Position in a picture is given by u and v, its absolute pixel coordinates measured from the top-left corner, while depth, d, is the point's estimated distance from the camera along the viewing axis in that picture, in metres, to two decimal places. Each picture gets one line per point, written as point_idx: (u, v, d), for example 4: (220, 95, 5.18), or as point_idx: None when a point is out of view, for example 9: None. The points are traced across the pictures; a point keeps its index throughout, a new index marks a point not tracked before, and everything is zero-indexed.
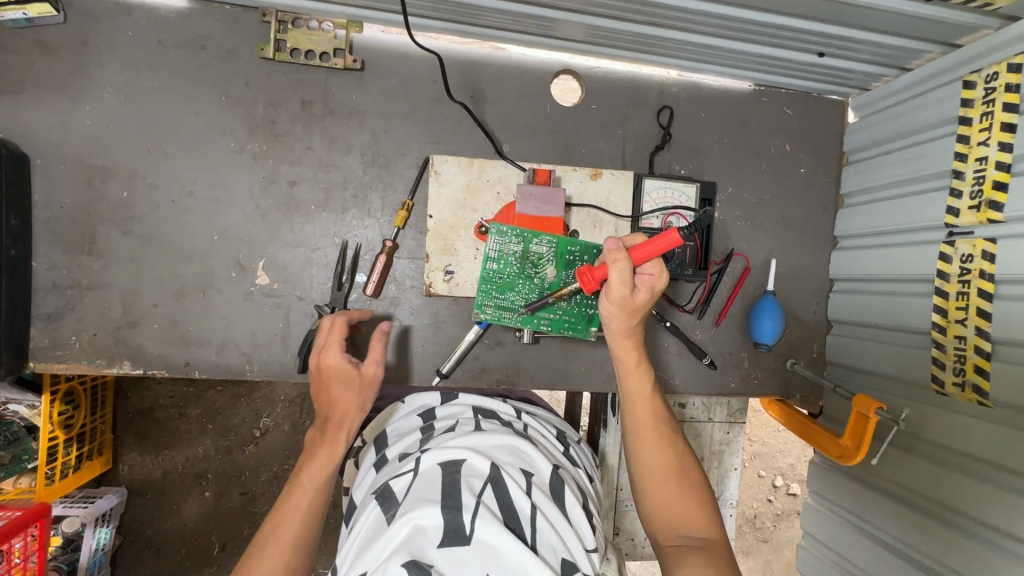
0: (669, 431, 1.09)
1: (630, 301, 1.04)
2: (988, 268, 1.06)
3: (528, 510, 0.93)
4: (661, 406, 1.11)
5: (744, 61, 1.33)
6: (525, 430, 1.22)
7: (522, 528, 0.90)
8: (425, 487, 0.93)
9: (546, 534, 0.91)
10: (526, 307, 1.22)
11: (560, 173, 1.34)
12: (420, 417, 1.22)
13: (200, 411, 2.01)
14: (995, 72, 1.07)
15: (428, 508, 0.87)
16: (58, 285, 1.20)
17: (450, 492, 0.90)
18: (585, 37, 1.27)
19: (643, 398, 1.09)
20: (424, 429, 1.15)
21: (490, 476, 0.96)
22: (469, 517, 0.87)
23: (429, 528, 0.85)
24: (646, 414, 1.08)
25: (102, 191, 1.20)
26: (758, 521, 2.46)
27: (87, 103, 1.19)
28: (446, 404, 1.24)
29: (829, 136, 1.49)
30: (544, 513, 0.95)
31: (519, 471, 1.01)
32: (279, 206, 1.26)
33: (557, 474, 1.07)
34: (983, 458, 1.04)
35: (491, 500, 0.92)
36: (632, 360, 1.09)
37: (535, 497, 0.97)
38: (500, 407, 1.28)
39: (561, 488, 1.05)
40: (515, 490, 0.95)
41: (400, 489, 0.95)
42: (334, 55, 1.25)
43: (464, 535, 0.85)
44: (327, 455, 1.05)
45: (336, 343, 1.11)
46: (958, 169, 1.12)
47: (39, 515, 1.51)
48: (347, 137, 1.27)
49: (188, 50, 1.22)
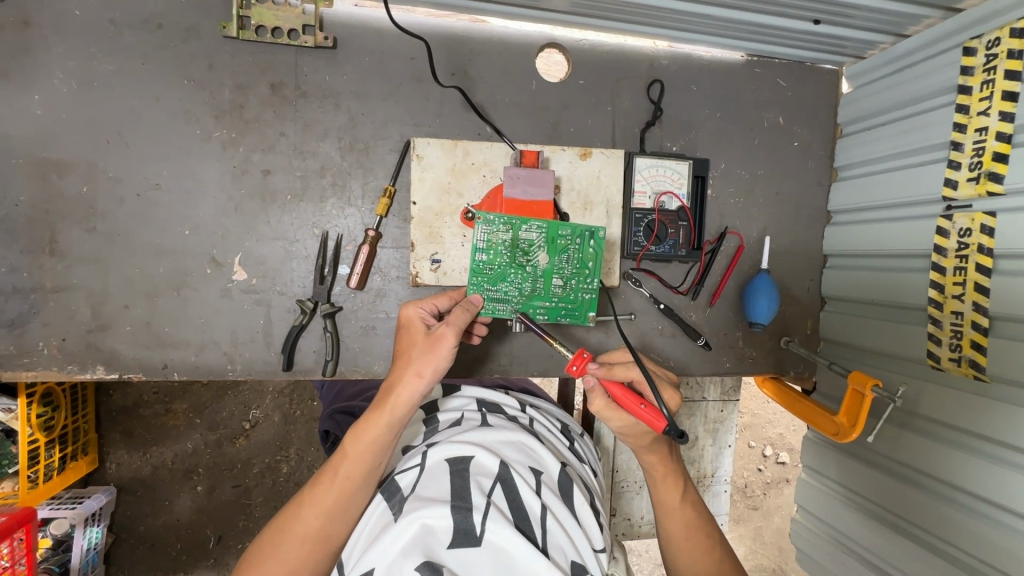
0: (706, 536, 1.08)
1: (635, 430, 1.02)
2: (986, 243, 1.04)
3: (539, 510, 0.92)
4: (697, 510, 1.10)
5: (737, 31, 1.28)
6: (530, 425, 1.21)
7: (532, 529, 0.88)
8: (433, 486, 0.91)
9: (557, 536, 0.90)
10: (520, 316, 1.15)
11: (548, 153, 1.29)
12: (423, 410, 1.23)
13: (186, 406, 1.95)
14: (996, 38, 1.03)
15: (439, 508, 0.85)
16: (20, 289, 1.13)
17: (460, 493, 0.88)
18: (571, 8, 1.20)
19: (675, 507, 1.08)
20: (428, 423, 1.16)
21: (500, 475, 0.94)
22: (480, 518, 0.85)
23: (439, 528, 0.83)
24: (678, 522, 1.08)
25: (60, 186, 1.12)
26: (750, 490, 2.50)
27: (35, 92, 1.10)
28: (448, 397, 1.25)
29: (822, 107, 1.45)
30: (555, 514, 0.94)
31: (528, 471, 0.99)
32: (253, 197, 1.19)
33: (565, 472, 1.05)
34: (979, 433, 1.04)
35: (500, 499, 0.90)
36: (659, 472, 1.08)
37: (545, 498, 0.95)
38: (504, 401, 1.27)
39: (569, 487, 1.03)
40: (524, 490, 0.93)
41: (408, 484, 0.94)
42: (303, 32, 1.17)
43: (474, 536, 0.83)
44: (373, 422, 0.96)
45: (421, 309, 1.06)
46: (957, 140, 1.09)
47: (24, 520, 1.46)
48: (322, 120, 1.20)
49: (143, 30, 1.13)
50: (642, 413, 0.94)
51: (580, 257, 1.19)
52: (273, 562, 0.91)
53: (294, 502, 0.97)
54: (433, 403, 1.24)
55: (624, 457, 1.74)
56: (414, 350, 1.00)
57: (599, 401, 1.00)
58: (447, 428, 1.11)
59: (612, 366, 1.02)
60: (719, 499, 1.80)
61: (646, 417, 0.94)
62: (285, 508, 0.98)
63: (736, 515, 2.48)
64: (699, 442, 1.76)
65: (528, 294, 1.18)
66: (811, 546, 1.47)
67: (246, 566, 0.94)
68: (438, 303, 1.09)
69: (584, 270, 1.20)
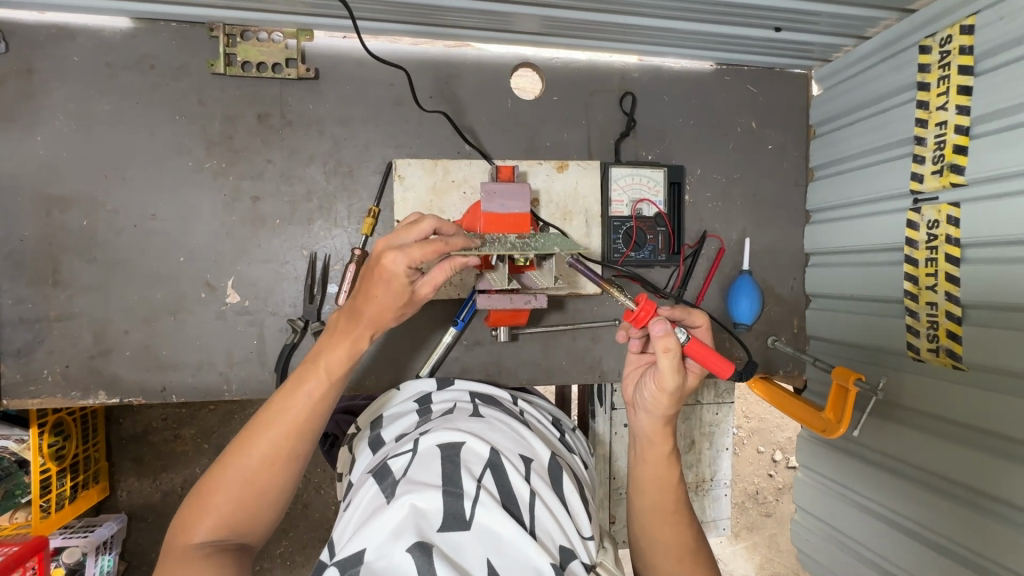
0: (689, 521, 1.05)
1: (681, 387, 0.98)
2: (953, 233, 1.05)
3: (528, 495, 0.89)
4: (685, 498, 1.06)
5: (703, 42, 1.32)
6: (521, 415, 1.19)
7: (520, 512, 0.86)
8: (426, 469, 0.88)
9: (546, 520, 0.87)
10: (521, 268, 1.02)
11: (525, 167, 1.33)
12: (416, 402, 1.17)
13: (194, 431, 2.00)
14: (948, 35, 1.06)
15: (430, 491, 0.83)
16: (26, 318, 1.19)
17: (451, 477, 0.86)
18: (541, 29, 1.26)
19: (669, 488, 1.04)
20: (421, 412, 1.11)
21: (490, 460, 0.91)
22: (470, 503, 0.83)
23: (431, 511, 0.81)
24: (668, 503, 1.03)
25: (62, 221, 1.19)
26: (760, 496, 2.48)
27: (38, 133, 1.17)
28: (441, 391, 1.19)
29: (795, 111, 1.48)
30: (543, 498, 0.91)
31: (518, 457, 0.96)
32: (244, 222, 1.25)
33: (555, 459, 1.03)
34: (964, 423, 1.04)
35: (490, 484, 0.87)
36: (665, 447, 1.04)
37: (534, 483, 0.93)
38: (499, 394, 1.24)
39: (559, 474, 1.00)
40: (514, 475, 0.91)
41: (399, 468, 0.91)
42: (287, 65, 1.24)
43: (464, 520, 0.81)
44: (346, 344, 1.00)
45: (407, 257, 0.94)
46: (919, 135, 1.11)
47: (37, 548, 1.48)
48: (308, 147, 1.26)
49: (137, 71, 1.20)
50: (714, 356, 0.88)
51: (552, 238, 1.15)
52: (231, 484, 0.92)
53: (251, 426, 0.96)
54: (426, 395, 1.18)
55: (622, 464, 1.74)
56: (388, 299, 0.99)
57: (670, 347, 0.89)
58: (439, 416, 1.07)
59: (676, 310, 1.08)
60: (720, 503, 1.79)
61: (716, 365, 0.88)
62: (241, 432, 0.97)
63: (748, 522, 2.45)
64: (697, 446, 1.76)
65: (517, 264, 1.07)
66: (812, 546, 1.45)
67: (202, 494, 0.93)
68: (423, 256, 0.95)
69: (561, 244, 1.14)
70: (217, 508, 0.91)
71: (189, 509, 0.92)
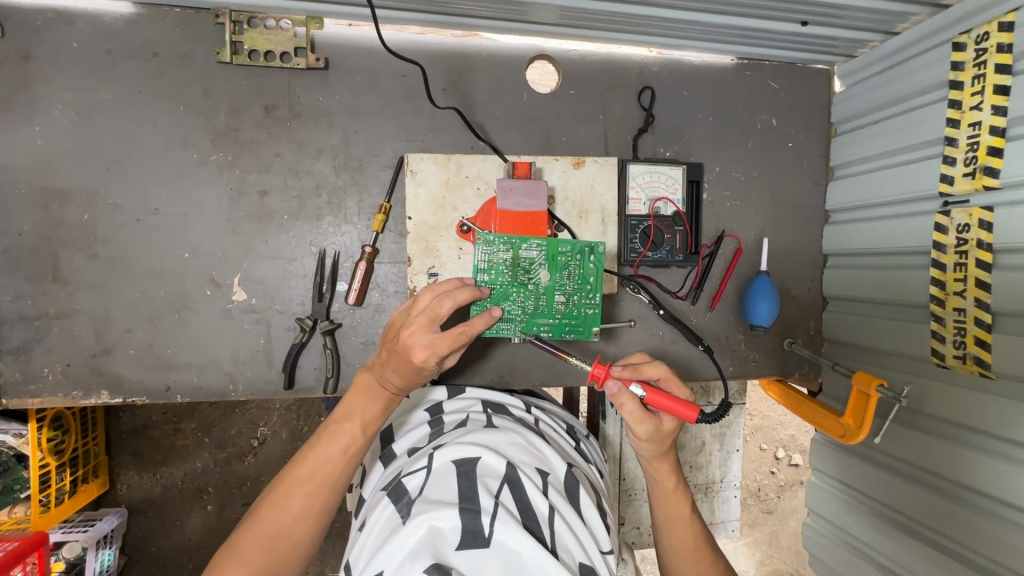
0: (706, 547, 1.07)
1: (660, 433, 1.02)
2: (985, 238, 1.02)
3: (547, 511, 0.86)
4: (700, 525, 1.08)
5: (725, 35, 1.28)
6: (536, 425, 1.16)
7: (540, 530, 0.83)
8: (442, 487, 0.85)
9: (566, 537, 0.84)
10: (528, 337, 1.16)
11: (541, 163, 1.29)
12: (428, 412, 1.14)
13: (195, 425, 1.97)
14: (985, 32, 1.02)
15: (446, 510, 0.80)
16: (25, 316, 1.15)
17: (468, 494, 0.83)
18: (559, 20, 1.21)
19: (682, 519, 1.06)
20: (434, 423, 1.08)
21: (507, 476, 0.88)
22: (488, 519, 0.80)
23: (449, 530, 0.78)
24: (685, 535, 1.06)
25: (61, 215, 1.14)
26: (763, 493, 2.47)
27: (36, 123, 1.12)
28: (453, 400, 1.16)
29: (816, 108, 1.44)
30: (562, 514, 0.88)
31: (535, 471, 0.94)
32: (250, 218, 1.21)
33: (571, 473, 1.00)
34: (988, 432, 1.02)
35: (508, 500, 0.84)
36: (670, 483, 1.06)
37: (552, 498, 0.90)
38: (511, 403, 1.21)
39: (576, 488, 0.98)
40: (532, 491, 0.88)
41: (415, 486, 0.88)
42: (295, 54, 1.19)
43: (483, 537, 0.78)
44: (377, 405, 1.02)
45: (430, 350, 0.97)
46: (951, 135, 1.08)
47: (37, 544, 1.46)
48: (316, 141, 1.22)
49: (139, 59, 1.15)
50: (674, 405, 0.97)
51: (581, 273, 1.19)
52: (262, 538, 0.91)
53: (284, 478, 0.96)
54: (437, 405, 1.16)
55: (632, 465, 1.72)
56: (411, 380, 1.02)
57: (629, 403, 1.00)
58: (453, 428, 1.03)
59: (637, 367, 1.05)
60: (729, 504, 1.78)
61: (676, 408, 0.98)
62: (273, 485, 0.96)
63: (751, 519, 2.44)
64: (706, 448, 1.74)
65: (531, 312, 1.18)
66: (824, 551, 1.43)
67: (230, 548, 0.90)
68: (447, 348, 0.98)
69: (586, 285, 1.19)
70: (245, 562, 0.88)
71: (218, 562, 0.89)
